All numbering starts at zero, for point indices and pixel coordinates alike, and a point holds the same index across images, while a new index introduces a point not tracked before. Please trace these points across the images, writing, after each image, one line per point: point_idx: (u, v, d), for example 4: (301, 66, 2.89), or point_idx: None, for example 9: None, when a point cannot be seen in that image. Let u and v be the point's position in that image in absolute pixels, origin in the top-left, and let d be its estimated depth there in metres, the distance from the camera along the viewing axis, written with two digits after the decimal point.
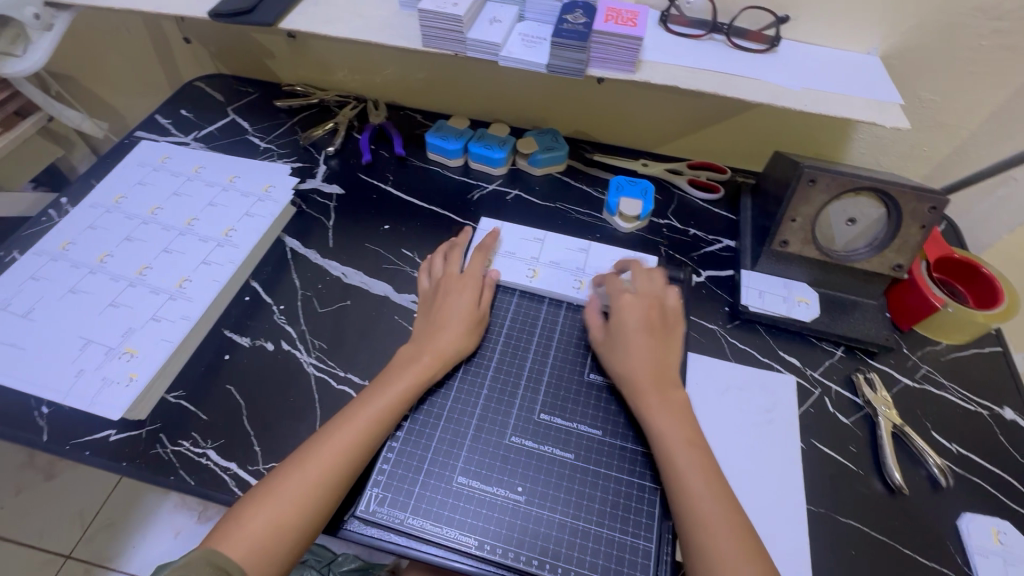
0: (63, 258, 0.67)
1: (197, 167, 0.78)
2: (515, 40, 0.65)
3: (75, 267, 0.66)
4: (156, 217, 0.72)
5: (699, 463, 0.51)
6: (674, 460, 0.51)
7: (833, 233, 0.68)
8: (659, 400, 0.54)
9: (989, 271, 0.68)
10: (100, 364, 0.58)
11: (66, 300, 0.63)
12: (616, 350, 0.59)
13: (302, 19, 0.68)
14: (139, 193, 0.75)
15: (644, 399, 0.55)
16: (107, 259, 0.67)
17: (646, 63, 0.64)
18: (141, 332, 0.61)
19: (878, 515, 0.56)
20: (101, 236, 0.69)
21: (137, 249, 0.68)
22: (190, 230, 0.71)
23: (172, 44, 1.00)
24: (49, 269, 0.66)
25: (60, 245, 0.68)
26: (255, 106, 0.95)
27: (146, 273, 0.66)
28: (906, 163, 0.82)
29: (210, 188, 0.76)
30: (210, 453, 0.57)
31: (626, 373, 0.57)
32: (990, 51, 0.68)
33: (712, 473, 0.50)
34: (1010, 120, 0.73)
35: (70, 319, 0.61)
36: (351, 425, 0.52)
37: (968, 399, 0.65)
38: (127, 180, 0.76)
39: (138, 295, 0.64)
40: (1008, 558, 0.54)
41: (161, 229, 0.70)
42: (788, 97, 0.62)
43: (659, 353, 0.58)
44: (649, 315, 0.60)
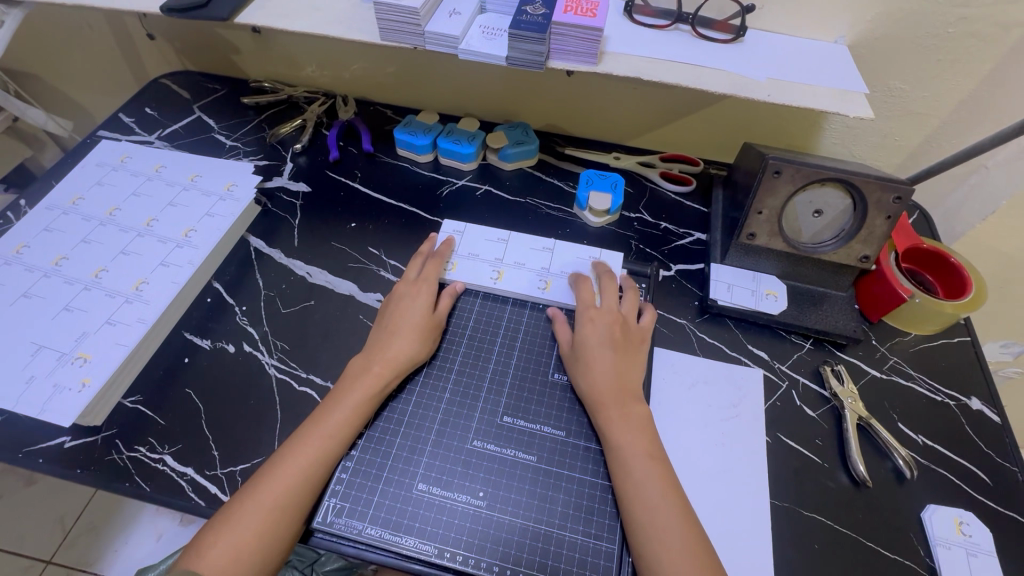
0: (17, 261, 0.66)
1: (158, 166, 0.77)
2: (475, 33, 0.63)
3: (30, 272, 0.65)
4: (115, 219, 0.71)
5: (658, 476, 0.50)
6: (633, 473, 0.51)
7: (800, 225, 0.67)
8: (618, 413, 0.54)
9: (958, 261, 0.67)
10: (52, 370, 0.57)
11: (19, 305, 0.62)
12: (581, 360, 0.58)
13: (258, 13, 0.66)
14: (98, 193, 0.73)
15: (606, 411, 0.54)
16: (63, 262, 0.66)
17: (608, 55, 0.63)
18: (95, 337, 0.60)
19: (842, 508, 0.56)
20: (58, 239, 0.68)
21: (94, 252, 0.67)
22: (149, 231, 0.69)
23: (136, 41, 0.97)
24: (2, 273, 0.64)
25: (14, 249, 0.67)
26: (222, 104, 0.94)
27: (102, 275, 0.65)
28: (879, 153, 0.81)
29: (171, 188, 0.74)
30: (167, 458, 0.56)
31: (587, 382, 0.57)
32: (957, 38, 0.67)
33: (672, 486, 0.50)
34: (980, 108, 0.72)
35: (23, 324, 0.60)
36: (307, 441, 0.52)
37: (935, 390, 0.64)
38: (86, 180, 0.75)
39: (94, 298, 0.63)
40: (971, 548, 0.53)
41: (119, 231, 0.69)
42: (751, 88, 0.61)
43: (623, 366, 0.57)
44: (617, 328, 0.60)
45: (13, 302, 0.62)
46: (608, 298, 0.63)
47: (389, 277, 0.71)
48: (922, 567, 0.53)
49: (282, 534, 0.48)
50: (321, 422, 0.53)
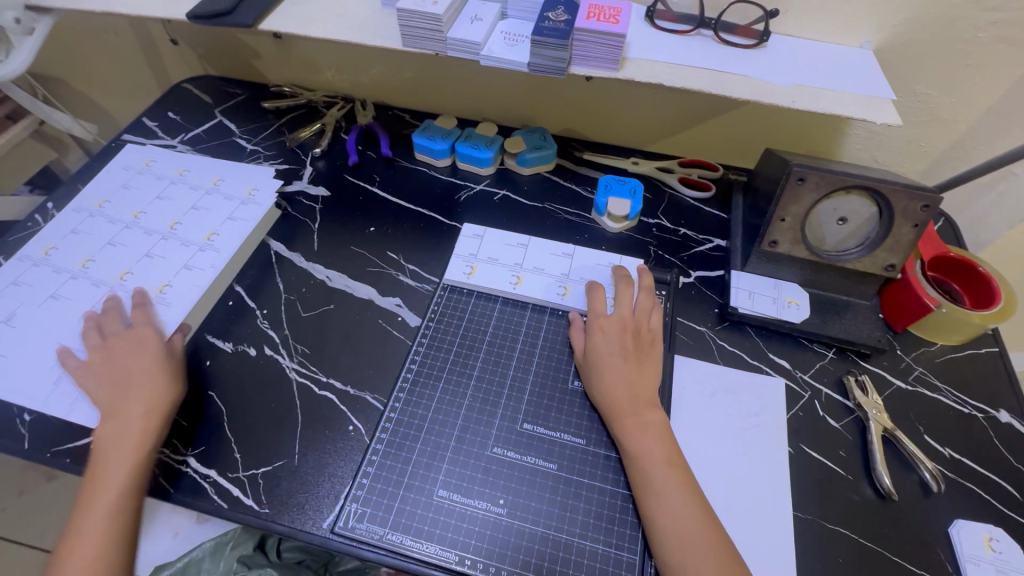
0: (46, 263, 0.67)
1: (182, 169, 0.78)
2: (497, 39, 0.63)
3: (58, 274, 0.66)
4: (139, 222, 0.72)
5: (680, 487, 0.50)
6: (654, 484, 0.50)
7: (824, 233, 0.66)
8: (637, 423, 0.54)
9: (986, 270, 0.66)
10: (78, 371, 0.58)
11: (48, 306, 0.63)
12: (597, 368, 0.58)
13: (282, 20, 0.67)
14: (123, 196, 0.74)
15: (625, 420, 0.54)
16: (89, 264, 0.67)
17: (630, 61, 0.63)
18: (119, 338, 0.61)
19: (867, 522, 0.55)
20: (85, 241, 0.69)
21: (120, 254, 0.68)
22: (173, 235, 0.70)
23: (159, 46, 0.98)
24: (32, 274, 0.66)
25: (42, 250, 0.68)
26: (243, 108, 0.95)
27: (127, 278, 0.66)
28: (903, 159, 0.80)
29: (194, 191, 0.75)
30: (190, 460, 0.57)
31: (605, 392, 0.56)
32: (986, 43, 0.66)
33: (694, 498, 0.50)
34: (1009, 114, 0.71)
35: (51, 325, 0.61)
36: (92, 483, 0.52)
37: (962, 402, 0.63)
38: (111, 183, 0.76)
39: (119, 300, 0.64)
40: (1001, 565, 0.52)
41: (144, 234, 0.70)
42: (775, 93, 0.61)
43: (637, 374, 0.57)
44: (630, 337, 0.60)
45: (42, 304, 0.63)
46: (620, 306, 0.63)
47: (408, 282, 0.72)
48: None
49: (114, 547, 0.50)
50: (124, 441, 0.53)
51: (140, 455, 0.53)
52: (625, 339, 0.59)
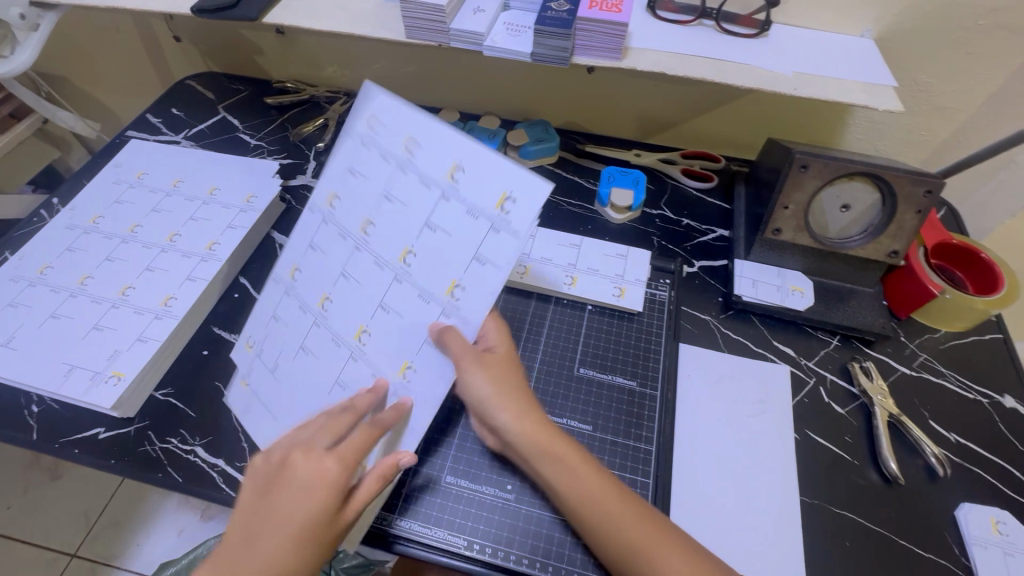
0: (362, 357, 0.52)
1: (503, 195, 0.46)
2: (499, 30, 0.64)
3: (370, 373, 0.51)
4: (437, 290, 0.49)
5: (654, 536, 0.45)
6: (620, 535, 0.45)
7: (827, 220, 0.67)
8: (585, 463, 0.49)
9: (989, 257, 0.66)
10: (88, 390, 0.56)
11: (86, 336, 0.60)
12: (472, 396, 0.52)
13: (285, 13, 0.67)
14: (353, 196, 0.53)
15: (567, 453, 0.49)
16: (367, 336, 0.51)
17: (633, 51, 0.63)
18: (127, 354, 0.59)
19: (873, 506, 0.55)
20: (345, 294, 0.53)
21: (395, 327, 0.50)
22: (418, 284, 0.50)
23: (161, 43, 0.99)
24: (376, 322, 0.51)
25: (354, 333, 0.52)
26: (247, 104, 0.95)
27: (384, 313, 0.51)
28: (904, 149, 0.80)
29: (477, 226, 0.47)
30: (198, 450, 0.57)
31: (511, 422, 0.50)
32: (987, 31, 0.66)
33: (674, 544, 0.45)
34: (1009, 101, 0.71)
35: (75, 351, 0.59)
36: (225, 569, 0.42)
37: (967, 388, 0.63)
38: (407, 169, 0.50)
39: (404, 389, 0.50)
40: (1007, 548, 0.52)
41: (409, 291, 0.50)
42: (778, 81, 0.61)
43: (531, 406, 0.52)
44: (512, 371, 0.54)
45: (419, 357, 0.50)
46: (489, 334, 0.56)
47: None
48: (957, 566, 0.52)
49: None
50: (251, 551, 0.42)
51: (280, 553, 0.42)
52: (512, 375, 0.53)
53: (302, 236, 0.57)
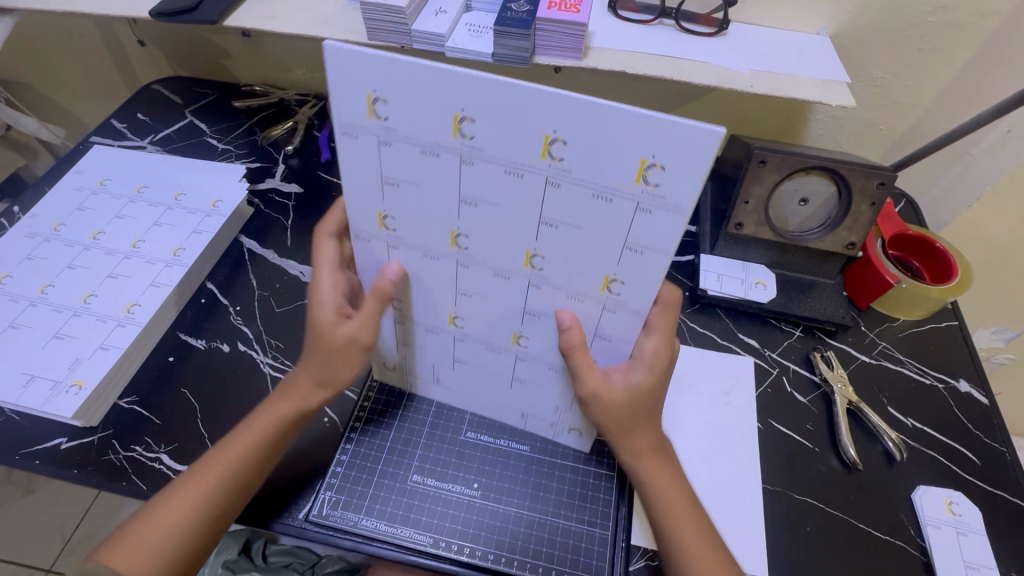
0: (467, 336, 0.51)
1: (546, 138, 0.35)
2: (461, 30, 0.64)
3: (484, 347, 0.51)
4: (618, 183, 0.36)
5: (702, 541, 0.47)
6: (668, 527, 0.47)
7: (787, 214, 0.68)
8: (668, 475, 0.49)
9: (943, 246, 0.68)
10: (47, 399, 0.55)
11: (47, 345, 0.59)
12: (604, 398, 0.46)
13: (246, 16, 0.67)
14: (400, 203, 0.42)
15: (655, 464, 0.49)
16: (463, 320, 0.50)
17: (593, 50, 0.64)
18: (89, 363, 0.58)
19: (834, 491, 0.57)
20: (423, 290, 0.49)
21: (576, 246, 0.40)
22: (589, 179, 0.36)
23: (126, 48, 0.98)
24: (529, 326, 0.48)
25: (447, 319, 0.50)
26: (214, 108, 0.94)
27: (535, 320, 0.47)
28: (864, 143, 0.82)
29: (531, 186, 0.38)
30: (164, 457, 0.56)
31: (642, 439, 0.49)
32: (936, 28, 0.68)
33: (705, 539, 0.47)
34: (961, 95, 0.73)
35: (34, 361, 0.58)
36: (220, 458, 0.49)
37: (924, 373, 0.65)
38: (393, 142, 0.38)
39: (537, 326, 0.47)
40: (961, 527, 0.54)
41: (487, 271, 0.45)
42: (735, 79, 0.62)
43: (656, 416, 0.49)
44: (649, 405, 0.48)
45: (526, 327, 0.48)
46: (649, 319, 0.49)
47: None
48: (913, 547, 0.53)
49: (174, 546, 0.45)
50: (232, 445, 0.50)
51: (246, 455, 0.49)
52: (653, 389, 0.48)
53: (371, 257, 0.48)
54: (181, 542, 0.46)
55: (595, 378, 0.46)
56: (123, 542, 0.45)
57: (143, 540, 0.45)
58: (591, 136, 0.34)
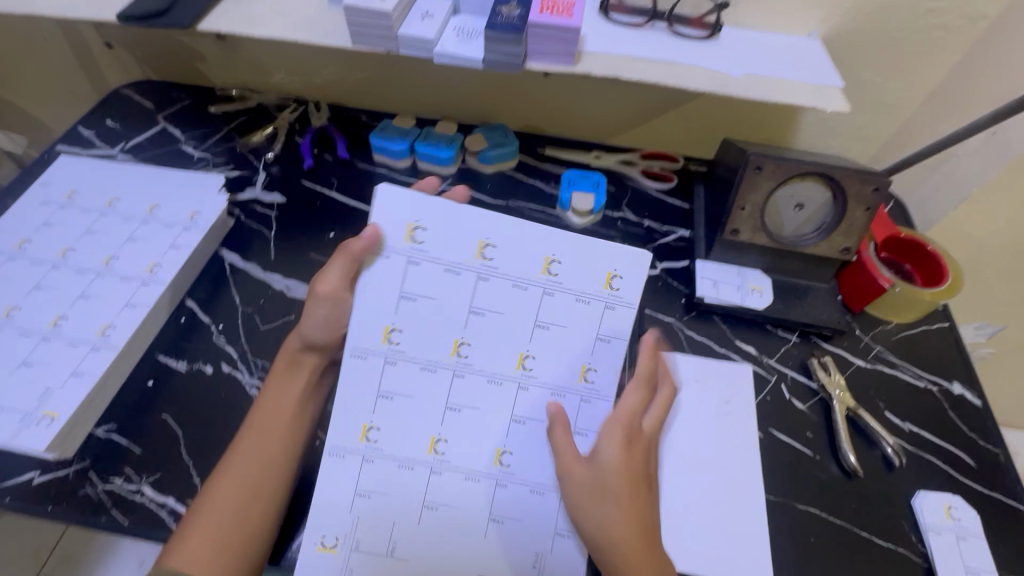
0: (446, 466, 0.51)
1: (547, 260, 0.53)
2: (450, 35, 0.62)
3: (462, 476, 0.51)
4: (594, 288, 0.53)
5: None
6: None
7: (784, 220, 0.68)
8: (645, 554, 0.47)
9: (935, 249, 0.69)
10: (16, 433, 0.52)
11: (14, 373, 0.56)
12: (571, 474, 0.49)
13: (222, 20, 0.64)
14: (414, 316, 0.52)
15: (632, 543, 0.47)
16: (444, 443, 0.51)
17: (586, 55, 0.62)
18: (60, 392, 0.55)
19: (835, 500, 0.56)
20: (398, 412, 0.52)
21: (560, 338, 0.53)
22: (574, 288, 0.53)
23: (92, 51, 0.93)
24: (514, 437, 0.52)
25: (427, 447, 0.51)
26: (189, 113, 0.90)
27: (521, 424, 0.52)
28: (854, 145, 0.82)
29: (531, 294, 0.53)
30: (145, 489, 0.53)
31: (619, 513, 0.47)
32: (925, 31, 0.68)
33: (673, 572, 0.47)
34: (948, 97, 0.74)
35: (1, 392, 0.54)
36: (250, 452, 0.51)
37: (918, 377, 0.66)
38: (420, 261, 0.52)
39: (524, 432, 0.52)
40: (960, 532, 0.54)
41: (482, 379, 0.52)
42: (730, 84, 0.61)
43: (637, 494, 0.48)
44: (621, 475, 0.48)
45: (513, 437, 0.52)
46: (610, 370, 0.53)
47: None
48: (914, 554, 0.54)
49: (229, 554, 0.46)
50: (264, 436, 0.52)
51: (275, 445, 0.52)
52: (626, 462, 0.49)
53: (360, 386, 0.52)
54: (238, 544, 0.47)
55: (565, 453, 0.50)
56: (174, 554, 0.46)
57: (195, 550, 0.46)
58: (578, 252, 0.53)
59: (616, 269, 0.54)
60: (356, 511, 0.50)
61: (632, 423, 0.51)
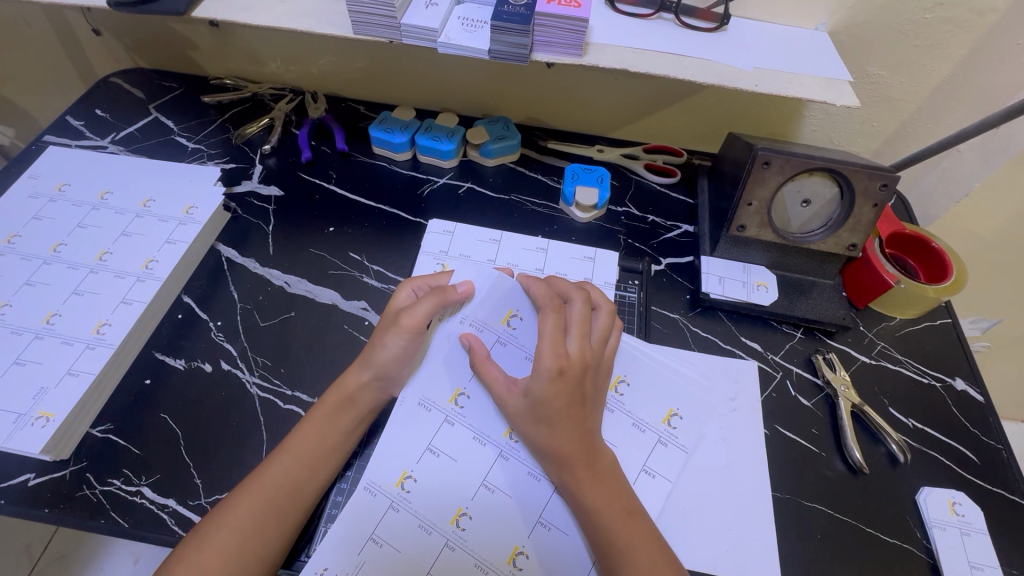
0: (462, 545, 0.50)
1: (618, 378, 0.61)
2: (454, 25, 0.61)
3: (472, 564, 0.49)
4: (651, 420, 0.59)
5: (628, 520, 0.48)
6: (614, 537, 0.47)
7: (789, 216, 0.67)
8: (591, 473, 0.50)
9: (940, 246, 0.69)
10: (10, 434, 0.50)
11: (7, 372, 0.54)
12: (510, 405, 0.53)
13: (217, 7, 0.62)
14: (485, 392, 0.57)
15: (577, 469, 0.50)
16: (467, 520, 0.51)
17: (593, 46, 0.61)
18: (55, 392, 0.53)
19: (840, 497, 0.57)
20: (437, 471, 0.53)
21: (615, 422, 0.58)
22: (633, 413, 0.59)
23: (79, 37, 0.90)
24: (535, 541, 0.50)
25: (451, 517, 0.51)
26: (181, 103, 0.88)
27: (546, 530, 0.51)
28: (857, 139, 0.82)
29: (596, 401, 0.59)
30: (145, 490, 0.52)
31: (564, 439, 0.50)
32: (933, 24, 0.67)
33: (656, 544, 0.48)
34: (953, 92, 0.73)
35: None
36: (277, 472, 0.50)
37: (922, 373, 0.66)
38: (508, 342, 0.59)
39: (547, 539, 0.50)
40: (964, 528, 0.55)
41: (522, 469, 0.53)
42: (739, 77, 0.60)
43: (577, 425, 0.51)
44: (556, 402, 0.50)
45: (534, 542, 0.50)
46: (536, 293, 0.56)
47: (373, 283, 0.69)
48: (919, 549, 0.54)
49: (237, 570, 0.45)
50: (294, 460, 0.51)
51: (302, 470, 0.50)
52: (560, 393, 0.50)
53: (416, 437, 0.55)
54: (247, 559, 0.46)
55: (499, 384, 0.54)
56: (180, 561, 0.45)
57: (202, 562, 0.45)
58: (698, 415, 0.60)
59: (678, 409, 0.60)
60: (363, 556, 0.49)
61: (560, 352, 0.51)
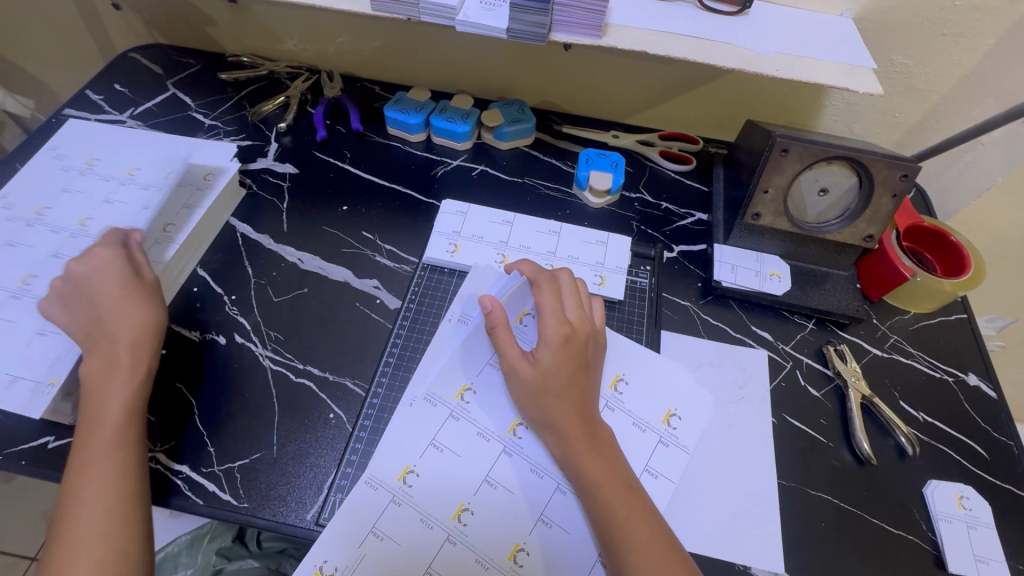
0: (463, 540, 0.50)
1: (616, 378, 0.60)
2: (473, 5, 0.60)
3: (473, 560, 0.50)
4: (653, 419, 0.58)
5: (617, 493, 0.49)
6: (613, 513, 0.48)
7: (806, 204, 0.67)
8: (591, 445, 0.51)
9: (958, 239, 0.68)
10: (30, 401, 0.52)
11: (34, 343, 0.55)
12: (520, 376, 0.53)
13: None
14: (489, 386, 0.57)
15: (581, 444, 0.51)
16: (469, 515, 0.51)
17: (613, 28, 0.60)
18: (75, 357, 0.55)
19: (847, 486, 0.57)
20: (441, 468, 0.53)
21: (625, 426, 0.57)
22: (633, 413, 0.58)
23: (100, 11, 0.90)
24: (535, 539, 0.51)
25: (453, 513, 0.52)
26: (200, 79, 0.88)
27: (548, 527, 0.51)
28: (878, 130, 0.80)
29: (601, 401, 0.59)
30: (159, 457, 0.53)
31: (565, 408, 0.52)
32: (962, 12, 0.66)
33: (651, 522, 0.48)
34: (980, 83, 0.71)
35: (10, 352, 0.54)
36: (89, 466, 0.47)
37: (935, 367, 0.65)
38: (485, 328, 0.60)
39: (549, 536, 0.51)
40: (971, 521, 0.54)
41: (525, 466, 0.54)
42: (760, 63, 0.59)
43: (579, 395, 0.52)
44: (565, 372, 0.52)
45: (535, 539, 0.51)
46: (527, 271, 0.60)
47: (385, 263, 0.69)
48: (925, 542, 0.54)
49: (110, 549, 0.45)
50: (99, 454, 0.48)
51: (117, 449, 0.48)
52: (566, 359, 0.53)
53: (421, 432, 0.55)
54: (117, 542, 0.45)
55: (508, 355, 0.54)
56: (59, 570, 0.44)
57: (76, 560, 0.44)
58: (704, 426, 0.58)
59: (677, 408, 0.58)
60: (363, 550, 0.49)
61: (562, 319, 0.55)
